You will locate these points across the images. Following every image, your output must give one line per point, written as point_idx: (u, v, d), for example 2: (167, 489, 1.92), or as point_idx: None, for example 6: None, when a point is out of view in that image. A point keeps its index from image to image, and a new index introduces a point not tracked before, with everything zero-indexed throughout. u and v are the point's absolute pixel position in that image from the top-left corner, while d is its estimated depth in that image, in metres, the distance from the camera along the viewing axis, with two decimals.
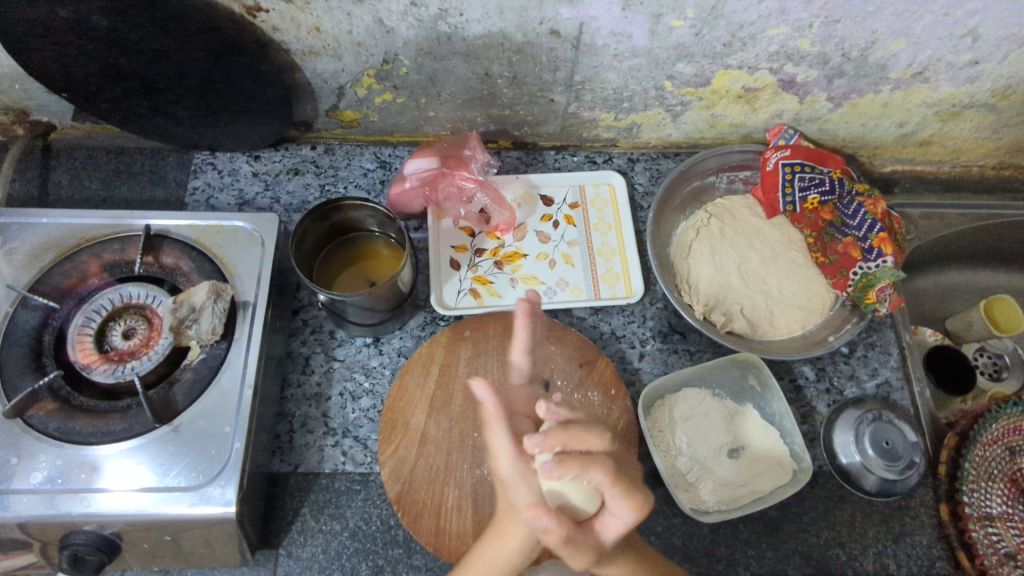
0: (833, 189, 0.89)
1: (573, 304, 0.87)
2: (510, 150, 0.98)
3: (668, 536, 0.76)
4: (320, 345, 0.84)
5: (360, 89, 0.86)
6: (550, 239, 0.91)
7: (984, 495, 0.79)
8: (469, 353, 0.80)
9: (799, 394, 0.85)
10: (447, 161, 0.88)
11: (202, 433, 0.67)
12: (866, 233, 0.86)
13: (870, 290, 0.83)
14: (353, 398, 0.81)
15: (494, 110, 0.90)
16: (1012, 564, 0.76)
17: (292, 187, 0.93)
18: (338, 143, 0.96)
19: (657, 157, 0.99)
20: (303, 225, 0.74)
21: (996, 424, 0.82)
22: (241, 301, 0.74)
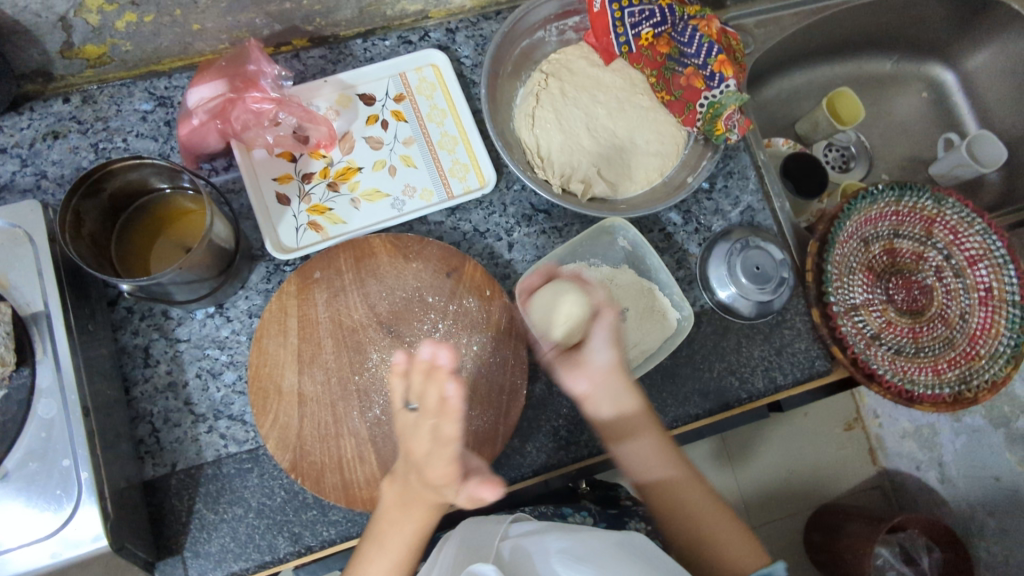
0: (663, 18, 0.81)
1: (426, 210, 0.80)
2: (309, 49, 0.83)
3: (576, 414, 0.77)
4: (156, 331, 0.73)
5: (90, 16, 0.68)
6: (383, 143, 0.81)
7: (847, 289, 0.86)
8: (325, 295, 0.72)
9: (670, 242, 0.85)
10: (233, 82, 0.73)
11: (37, 476, 0.58)
12: (705, 58, 0.80)
13: (719, 120, 0.80)
14: (213, 376, 0.73)
15: (271, 6, 0.74)
16: (877, 342, 0.85)
17: (57, 155, 0.76)
18: (97, 87, 0.78)
19: (478, 20, 0.87)
20: (70, 208, 0.60)
21: (851, 221, 0.87)
22: (31, 314, 0.61)
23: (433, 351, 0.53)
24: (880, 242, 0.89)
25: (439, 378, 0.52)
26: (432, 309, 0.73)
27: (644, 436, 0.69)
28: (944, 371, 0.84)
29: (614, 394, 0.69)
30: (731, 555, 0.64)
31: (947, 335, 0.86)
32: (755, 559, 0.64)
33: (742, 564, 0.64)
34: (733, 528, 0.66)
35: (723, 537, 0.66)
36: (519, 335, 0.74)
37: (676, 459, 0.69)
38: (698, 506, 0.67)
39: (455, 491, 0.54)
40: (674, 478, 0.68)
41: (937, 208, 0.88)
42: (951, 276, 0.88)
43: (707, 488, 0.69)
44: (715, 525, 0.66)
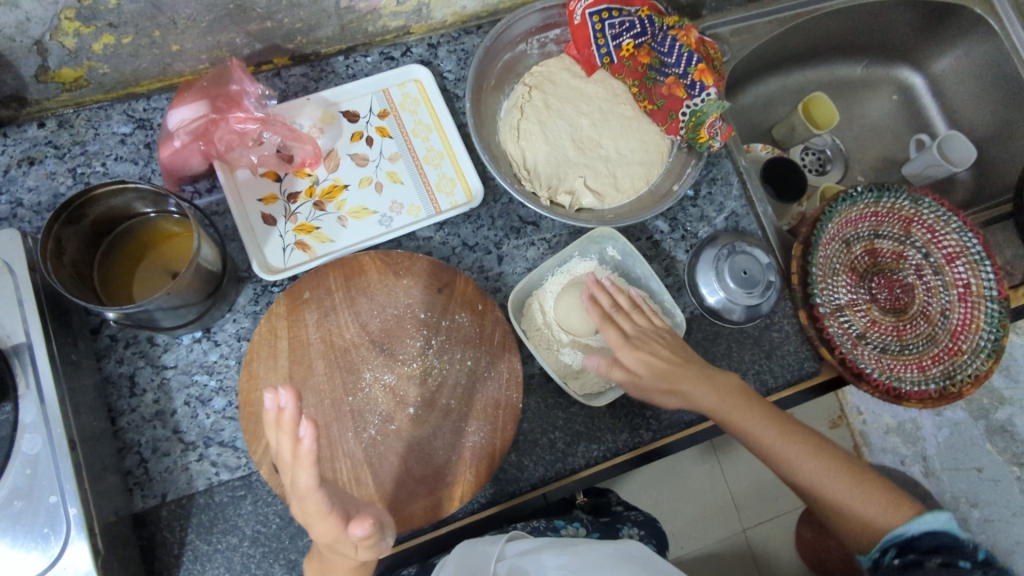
0: (643, 29, 0.82)
1: (414, 226, 0.79)
2: (291, 67, 0.83)
3: (572, 426, 0.76)
4: (142, 358, 0.72)
5: (66, 39, 0.66)
6: (369, 160, 0.81)
7: (832, 290, 0.87)
8: (315, 316, 0.71)
9: (657, 250, 0.85)
10: (215, 102, 0.72)
11: (23, 514, 0.56)
12: (685, 68, 0.81)
13: (702, 128, 0.81)
14: (202, 403, 0.71)
15: (252, 25, 0.74)
16: (864, 341, 0.86)
17: (33, 182, 0.74)
18: (73, 111, 0.77)
19: (459, 35, 0.87)
20: (51, 236, 0.59)
21: (832, 223, 0.88)
22: (12, 347, 0.59)
23: (274, 398, 0.56)
24: (861, 243, 0.91)
25: (287, 425, 0.55)
26: (424, 325, 0.73)
27: (740, 412, 0.68)
28: (928, 368, 0.85)
29: (700, 388, 0.69)
30: (871, 513, 0.64)
31: (930, 332, 0.88)
32: (902, 514, 0.63)
33: (884, 522, 0.63)
34: (861, 485, 0.65)
35: (856, 495, 0.64)
36: (512, 347, 0.73)
37: (788, 428, 0.68)
38: (819, 470, 0.66)
39: (346, 543, 0.58)
40: (792, 447, 0.67)
41: (914, 208, 0.91)
42: (931, 274, 0.90)
43: (828, 446, 0.68)
44: (842, 487, 0.65)
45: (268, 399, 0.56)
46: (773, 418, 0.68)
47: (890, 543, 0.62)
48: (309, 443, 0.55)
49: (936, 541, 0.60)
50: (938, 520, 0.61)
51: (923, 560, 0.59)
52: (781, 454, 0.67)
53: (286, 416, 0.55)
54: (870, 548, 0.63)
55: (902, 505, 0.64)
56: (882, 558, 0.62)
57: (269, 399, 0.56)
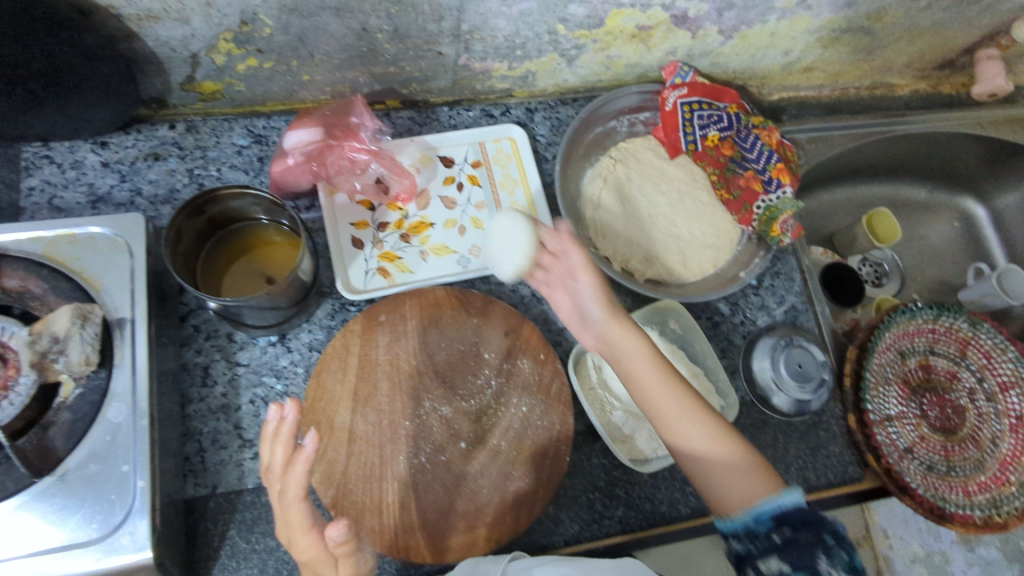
0: (730, 124, 0.88)
1: (488, 270, 0.83)
2: (400, 109, 0.90)
3: (612, 488, 0.77)
4: (218, 352, 0.75)
5: (217, 56, 0.74)
6: (456, 204, 0.86)
7: (883, 399, 0.88)
8: (386, 338, 0.75)
9: (716, 330, 0.88)
10: (332, 130, 0.79)
11: (95, 478, 0.58)
12: (764, 164, 0.87)
13: (774, 223, 0.85)
14: (266, 403, 0.74)
15: (377, 68, 0.81)
16: (910, 455, 0.86)
17: (154, 175, 0.81)
18: (201, 119, 0.84)
19: (556, 104, 0.94)
20: (175, 224, 0.64)
21: (889, 332, 0.90)
22: (117, 319, 0.63)
23: (278, 412, 0.58)
24: (916, 357, 0.92)
25: (286, 436, 0.57)
26: (487, 365, 0.76)
27: (642, 373, 0.64)
28: (974, 494, 0.85)
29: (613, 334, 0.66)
30: (738, 490, 0.60)
31: (978, 458, 0.87)
32: (770, 484, 0.59)
33: (759, 496, 0.59)
34: (734, 455, 0.61)
35: (727, 468, 0.61)
36: (568, 400, 0.75)
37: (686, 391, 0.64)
38: (701, 433, 0.62)
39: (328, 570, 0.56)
40: (683, 411, 0.63)
41: (971, 331, 0.92)
42: (983, 400, 0.90)
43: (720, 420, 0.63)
44: (715, 460, 0.61)
45: (271, 411, 0.57)
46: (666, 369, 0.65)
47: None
48: (312, 444, 0.54)
49: (802, 517, 0.56)
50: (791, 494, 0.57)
51: (773, 539, 0.56)
52: (669, 417, 0.63)
53: (287, 426, 0.57)
54: (738, 513, 0.59)
55: (773, 476, 0.60)
56: (744, 537, 0.58)
57: (272, 413, 0.58)
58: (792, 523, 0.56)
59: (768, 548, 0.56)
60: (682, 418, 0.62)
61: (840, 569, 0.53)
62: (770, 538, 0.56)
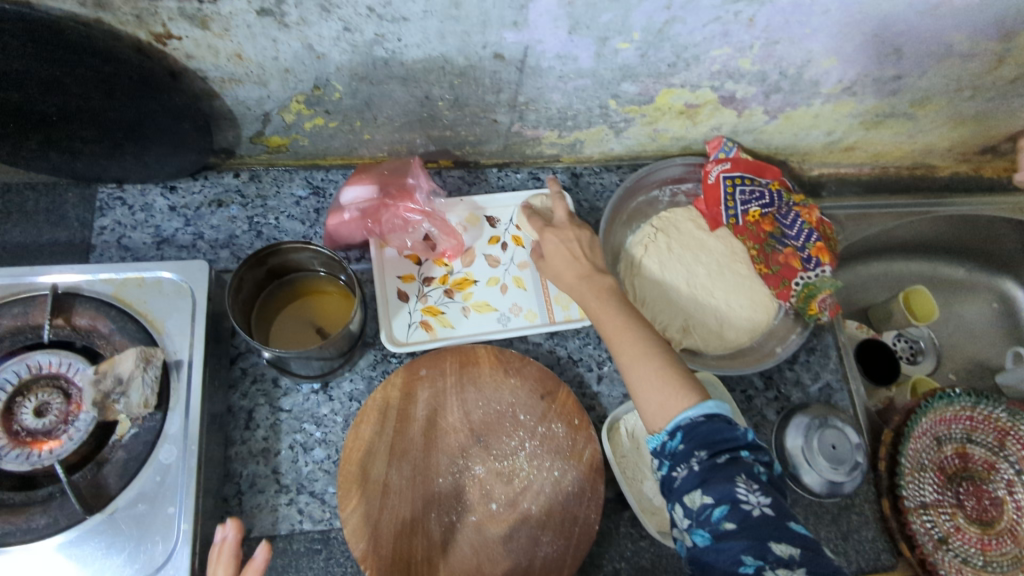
0: (772, 201, 0.90)
1: (527, 330, 0.85)
2: (451, 169, 0.94)
3: (640, 560, 0.77)
4: (263, 397, 0.78)
5: (288, 115, 0.78)
6: (499, 263, 0.89)
7: (919, 485, 0.87)
8: (426, 393, 0.77)
9: (750, 404, 0.88)
10: (387, 189, 0.83)
11: (142, 518, 0.61)
12: (804, 243, 0.88)
13: (812, 301, 0.86)
14: (304, 450, 0.76)
15: (434, 132, 0.85)
16: (945, 546, 0.85)
17: (217, 221, 0.85)
18: (264, 169, 0.88)
19: (601, 171, 0.97)
20: (238, 275, 0.67)
21: (925, 419, 0.89)
22: (174, 362, 0.66)
23: (220, 531, 0.56)
24: (952, 444, 0.90)
25: (227, 557, 0.54)
26: (522, 426, 0.77)
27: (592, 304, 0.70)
28: None
29: (572, 274, 0.74)
30: (659, 402, 0.61)
31: (1016, 553, 0.86)
32: (689, 397, 0.60)
33: (675, 405, 0.60)
34: (662, 375, 0.62)
35: (653, 383, 0.62)
36: (600, 468, 0.76)
37: (628, 317, 0.67)
38: (636, 353, 0.64)
39: None
40: (622, 337, 0.65)
41: (1010, 421, 0.91)
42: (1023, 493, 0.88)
43: (658, 341, 0.65)
44: (642, 378, 0.62)
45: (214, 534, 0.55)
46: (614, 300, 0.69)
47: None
48: (262, 554, 0.53)
49: (712, 428, 0.57)
50: (704, 405, 0.58)
51: (693, 451, 0.57)
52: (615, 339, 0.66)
53: (227, 547, 0.55)
54: (662, 426, 0.60)
55: (696, 393, 0.60)
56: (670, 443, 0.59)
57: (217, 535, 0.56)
58: (704, 436, 0.57)
59: (691, 482, 0.56)
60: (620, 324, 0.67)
61: (755, 484, 0.55)
62: (684, 448, 0.58)
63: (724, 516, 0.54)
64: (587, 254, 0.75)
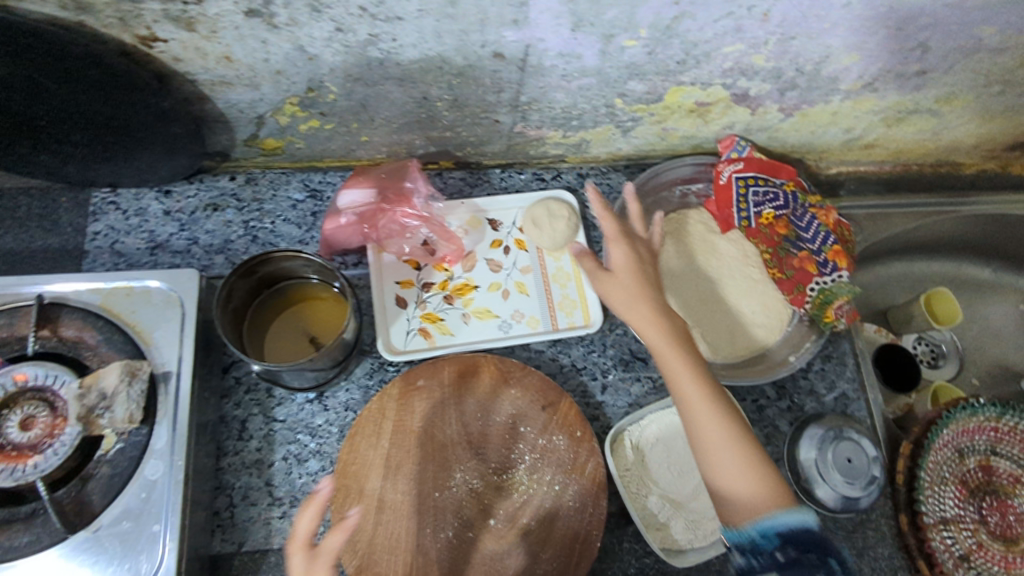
0: (786, 203, 0.86)
1: (529, 338, 0.83)
2: (452, 170, 0.91)
3: None
4: (256, 407, 0.76)
5: (282, 117, 0.76)
6: (501, 267, 0.86)
7: (939, 500, 0.83)
8: (423, 405, 0.75)
9: (760, 414, 0.85)
10: (385, 193, 0.81)
11: (127, 535, 0.59)
12: (820, 246, 0.84)
13: (828, 308, 0.82)
14: (298, 462, 0.75)
15: (433, 133, 0.82)
16: (965, 564, 0.81)
17: (212, 226, 0.83)
18: (261, 171, 0.86)
19: (608, 171, 0.94)
20: (227, 284, 0.65)
21: (948, 430, 0.85)
22: (162, 373, 0.65)
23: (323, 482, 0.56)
24: (976, 457, 0.86)
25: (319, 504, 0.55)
26: (522, 439, 0.74)
27: (676, 363, 0.67)
28: None
29: (645, 315, 0.70)
30: (748, 500, 0.62)
31: None
32: (782, 500, 0.61)
33: (767, 506, 0.61)
34: (753, 468, 0.63)
35: (741, 473, 0.63)
36: (603, 483, 0.73)
37: (709, 388, 0.67)
38: (724, 437, 0.64)
39: None
40: (711, 412, 0.65)
41: None
42: None
43: (741, 426, 0.66)
44: (736, 468, 0.63)
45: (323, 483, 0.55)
46: (697, 365, 0.68)
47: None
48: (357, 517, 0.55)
49: (802, 538, 0.57)
50: (800, 514, 0.59)
51: (776, 550, 0.57)
52: (690, 414, 0.66)
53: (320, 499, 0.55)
54: (747, 526, 0.60)
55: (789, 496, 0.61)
56: (756, 542, 0.59)
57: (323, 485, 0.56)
58: (795, 540, 0.57)
59: (767, 566, 0.57)
60: (703, 398, 0.66)
61: None
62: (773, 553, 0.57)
63: None
64: (660, 293, 0.72)
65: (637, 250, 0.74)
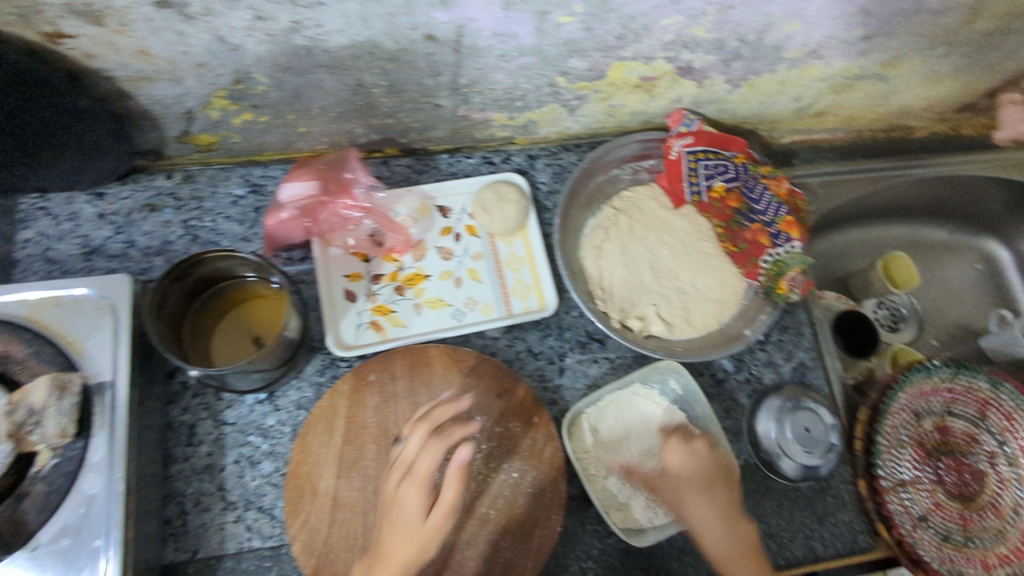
0: (737, 175, 0.85)
1: (483, 326, 0.81)
2: (398, 157, 0.89)
3: (605, 558, 0.74)
4: (205, 410, 0.74)
5: (212, 111, 0.73)
6: (453, 255, 0.85)
7: (896, 463, 0.84)
8: (375, 400, 0.73)
9: (719, 389, 0.85)
10: (327, 185, 0.79)
11: (67, 552, 0.58)
12: (773, 216, 0.83)
13: (781, 279, 0.82)
14: (251, 464, 0.73)
15: (374, 120, 0.80)
16: (923, 524, 0.82)
17: (149, 227, 0.80)
18: (198, 168, 0.83)
19: (558, 151, 0.92)
20: (159, 289, 0.64)
21: (903, 394, 0.86)
22: (97, 383, 0.63)
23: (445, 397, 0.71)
24: (932, 419, 0.87)
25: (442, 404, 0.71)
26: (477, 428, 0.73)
27: (723, 553, 0.67)
28: (994, 567, 0.81)
29: (692, 492, 0.68)
30: None
31: (998, 527, 0.83)
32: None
33: None
34: None
35: None
36: (560, 467, 0.73)
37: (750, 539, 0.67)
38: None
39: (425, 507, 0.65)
40: (746, 571, 0.66)
41: (993, 392, 0.87)
42: (1005, 465, 0.86)
43: None
44: None
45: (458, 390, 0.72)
46: (722, 507, 0.68)
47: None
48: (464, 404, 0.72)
49: None
50: None
51: None
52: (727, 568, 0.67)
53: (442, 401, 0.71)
54: None
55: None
56: None
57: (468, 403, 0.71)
58: None
59: None
60: (739, 556, 0.67)
61: None
62: None
63: None
64: (722, 488, 0.69)
65: (695, 448, 0.70)
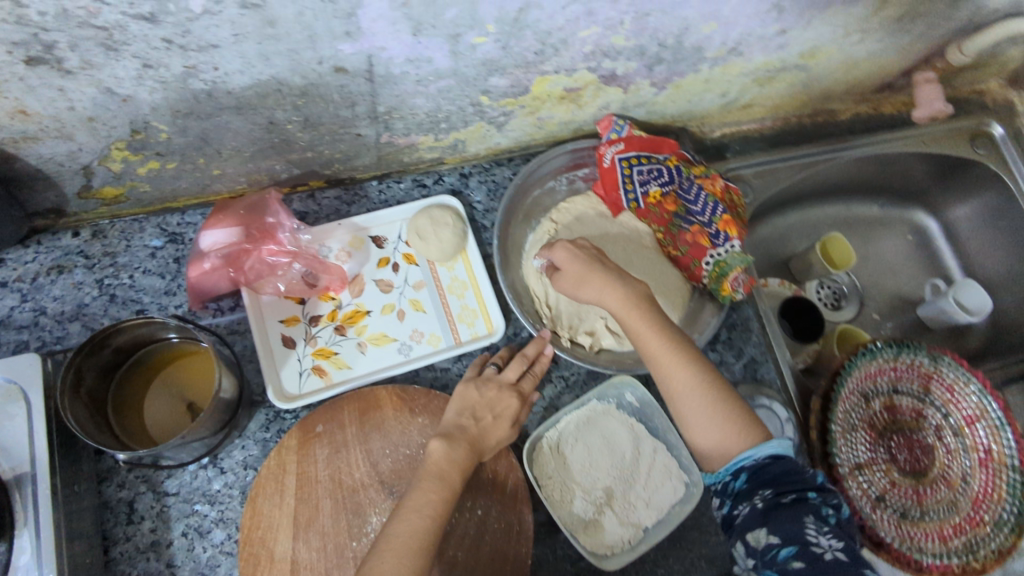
0: (671, 178, 0.84)
1: (432, 358, 0.79)
2: (325, 189, 0.85)
3: None
4: (144, 483, 0.70)
5: (113, 164, 0.68)
6: (393, 287, 0.81)
7: (852, 447, 0.85)
8: (325, 452, 0.70)
9: None
10: (249, 231, 0.75)
11: None
12: (710, 217, 0.81)
13: (725, 280, 0.82)
14: (200, 534, 0.69)
15: (293, 155, 0.76)
16: (882, 504, 0.84)
17: (60, 291, 0.75)
18: (108, 222, 0.78)
19: (491, 167, 0.90)
20: (71, 369, 0.59)
21: (851, 378, 0.86)
22: (16, 477, 0.60)
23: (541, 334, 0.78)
24: (880, 398, 0.89)
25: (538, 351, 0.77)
26: None
27: (644, 343, 0.68)
28: (950, 538, 0.83)
29: (582, 271, 0.71)
30: (721, 448, 0.64)
31: (951, 498, 0.86)
32: (753, 437, 0.63)
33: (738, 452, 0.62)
34: (719, 415, 0.64)
35: (715, 419, 0.64)
36: (524, 497, 0.72)
37: (672, 335, 0.67)
38: (690, 383, 0.65)
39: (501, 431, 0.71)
40: (661, 356, 0.67)
41: (933, 365, 0.89)
42: (951, 436, 0.88)
43: (712, 382, 0.65)
44: (703, 421, 0.65)
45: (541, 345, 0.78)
46: (611, 278, 0.70)
47: (736, 466, 0.62)
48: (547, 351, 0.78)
49: (777, 471, 0.60)
50: (768, 447, 0.61)
51: (780, 497, 0.58)
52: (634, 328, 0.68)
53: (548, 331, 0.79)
54: (721, 467, 0.63)
55: (763, 441, 0.62)
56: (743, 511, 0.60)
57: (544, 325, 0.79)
58: (772, 477, 0.60)
59: (756, 519, 0.58)
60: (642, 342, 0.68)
61: (825, 528, 0.57)
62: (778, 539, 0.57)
63: (792, 555, 0.56)
64: (613, 275, 0.70)
65: (580, 248, 0.73)
